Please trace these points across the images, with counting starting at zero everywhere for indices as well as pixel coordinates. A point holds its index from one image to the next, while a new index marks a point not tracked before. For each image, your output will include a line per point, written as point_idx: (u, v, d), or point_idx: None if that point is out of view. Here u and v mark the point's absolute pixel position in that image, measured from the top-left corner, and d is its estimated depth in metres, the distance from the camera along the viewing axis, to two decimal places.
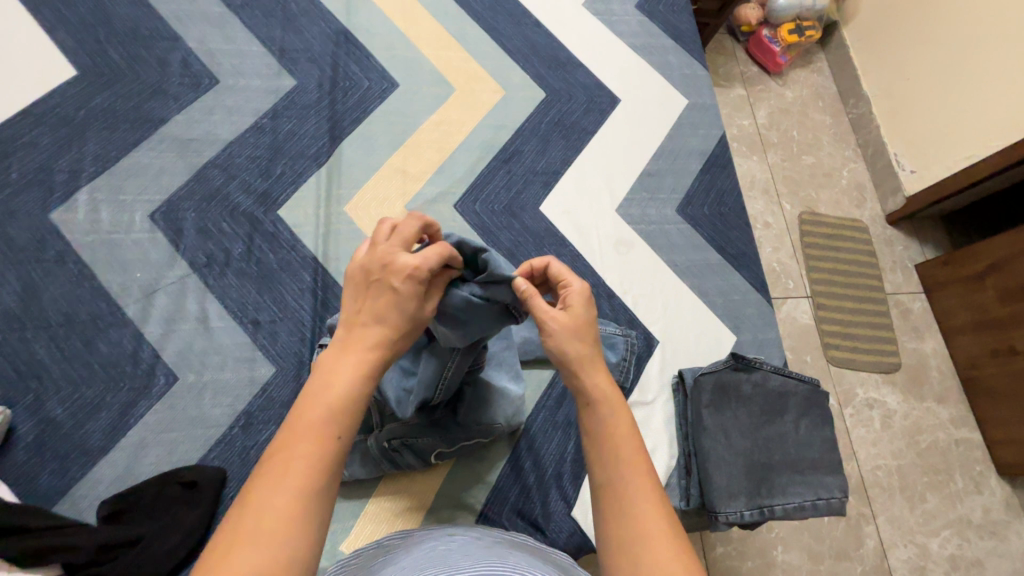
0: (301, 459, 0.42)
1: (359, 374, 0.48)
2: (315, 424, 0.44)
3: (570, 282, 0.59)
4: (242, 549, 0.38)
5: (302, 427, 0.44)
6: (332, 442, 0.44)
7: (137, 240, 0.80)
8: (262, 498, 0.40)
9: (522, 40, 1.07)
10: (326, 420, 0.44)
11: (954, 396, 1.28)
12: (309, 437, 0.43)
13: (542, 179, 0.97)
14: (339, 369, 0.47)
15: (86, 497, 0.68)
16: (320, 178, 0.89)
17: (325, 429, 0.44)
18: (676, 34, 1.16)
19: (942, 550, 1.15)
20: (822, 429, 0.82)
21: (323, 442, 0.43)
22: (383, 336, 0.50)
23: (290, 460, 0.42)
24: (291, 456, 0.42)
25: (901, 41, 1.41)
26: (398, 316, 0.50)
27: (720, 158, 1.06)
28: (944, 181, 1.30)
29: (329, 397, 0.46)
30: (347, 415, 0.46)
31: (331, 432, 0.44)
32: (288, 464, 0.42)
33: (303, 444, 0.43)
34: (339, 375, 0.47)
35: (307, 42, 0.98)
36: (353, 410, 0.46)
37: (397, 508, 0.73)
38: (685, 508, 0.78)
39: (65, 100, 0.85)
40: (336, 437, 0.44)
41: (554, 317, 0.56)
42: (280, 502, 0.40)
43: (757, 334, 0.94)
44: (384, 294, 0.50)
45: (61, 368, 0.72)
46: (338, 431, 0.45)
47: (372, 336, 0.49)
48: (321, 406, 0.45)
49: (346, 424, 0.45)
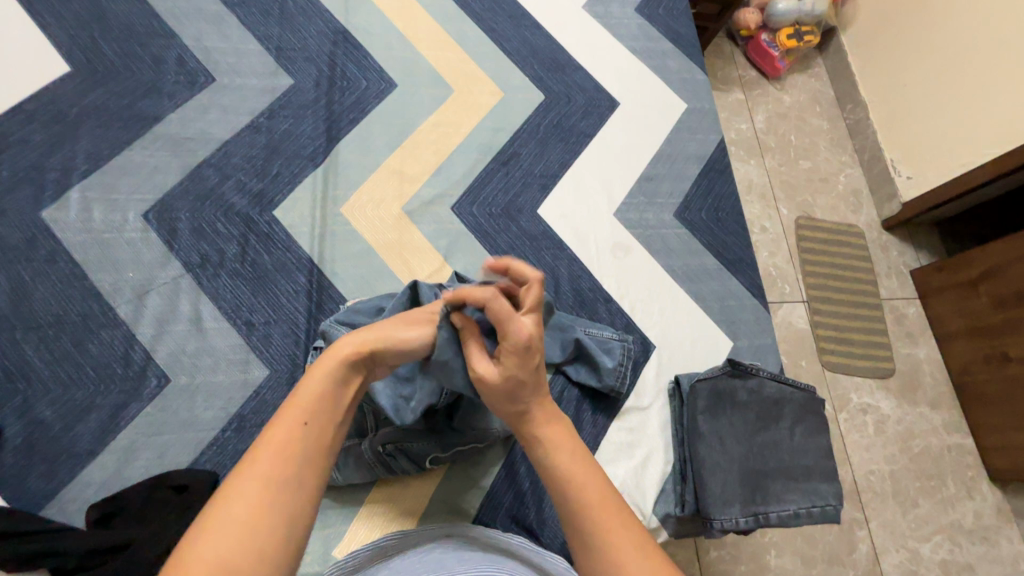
0: (269, 444, 0.45)
1: (313, 411, 0.48)
2: (290, 412, 0.48)
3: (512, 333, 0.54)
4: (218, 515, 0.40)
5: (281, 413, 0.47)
6: (304, 427, 0.47)
7: (129, 239, 0.79)
8: (208, 541, 0.39)
9: (521, 42, 1.07)
10: (277, 457, 0.44)
11: (948, 402, 1.29)
12: (282, 421, 0.47)
13: (540, 182, 0.97)
14: (287, 410, 0.48)
15: (77, 500, 0.67)
16: (316, 179, 0.88)
17: (279, 469, 0.44)
18: (675, 38, 1.16)
19: (934, 555, 1.15)
20: (817, 437, 0.82)
21: (293, 426, 0.47)
22: (335, 364, 0.51)
23: (246, 504, 0.41)
24: (237, 496, 0.41)
25: (900, 46, 1.41)
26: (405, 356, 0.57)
27: (718, 163, 1.06)
28: (938, 188, 1.31)
29: (280, 438, 0.46)
30: (315, 407, 0.49)
31: (302, 418, 0.47)
32: (242, 505, 0.41)
33: (275, 430, 0.46)
34: (288, 414, 0.47)
35: (304, 41, 0.97)
36: (305, 447, 0.46)
37: (390, 513, 0.73)
38: (680, 514, 0.77)
39: (57, 96, 0.84)
40: (306, 423, 0.47)
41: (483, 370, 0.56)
42: (232, 545, 0.39)
43: (753, 340, 0.94)
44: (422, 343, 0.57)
45: (50, 369, 0.71)
46: (308, 418, 0.48)
47: (326, 368, 0.51)
48: (273, 443, 0.45)
49: (318, 414, 0.48)
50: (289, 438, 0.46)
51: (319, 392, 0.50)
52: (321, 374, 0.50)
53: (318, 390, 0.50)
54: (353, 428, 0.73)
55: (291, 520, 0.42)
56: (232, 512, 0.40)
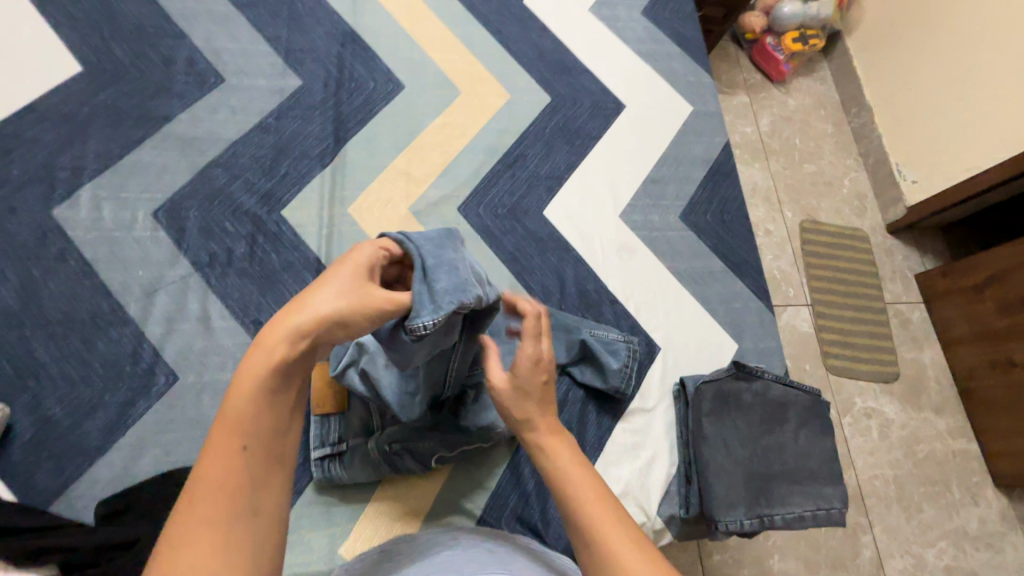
0: (209, 485, 0.39)
1: (252, 431, 0.41)
2: (225, 438, 0.40)
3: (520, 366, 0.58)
4: None
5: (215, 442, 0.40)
6: (243, 452, 0.40)
7: (138, 238, 0.80)
8: None
9: (527, 44, 1.07)
10: (222, 499, 0.39)
11: (953, 407, 1.29)
12: (216, 454, 0.40)
13: (546, 184, 0.97)
14: (219, 441, 0.40)
15: (84, 497, 0.67)
16: (323, 179, 0.89)
17: (227, 508, 0.38)
18: (681, 41, 1.16)
19: (938, 561, 1.15)
20: (822, 440, 0.82)
21: (230, 457, 0.40)
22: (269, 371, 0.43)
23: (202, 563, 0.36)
24: (189, 551, 0.36)
25: (905, 50, 1.41)
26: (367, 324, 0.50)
27: (724, 166, 1.06)
28: (944, 193, 1.31)
29: (218, 474, 0.39)
30: (252, 424, 0.41)
31: (239, 444, 0.40)
32: (197, 560, 0.36)
33: (212, 467, 0.39)
34: (221, 443, 0.40)
35: (313, 42, 0.98)
36: (249, 474, 0.40)
37: (395, 512, 0.73)
38: (685, 516, 0.78)
39: (68, 96, 0.85)
40: (246, 446, 0.41)
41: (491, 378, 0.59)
42: None
43: (758, 343, 0.94)
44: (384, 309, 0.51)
45: (59, 366, 0.72)
46: (246, 439, 0.41)
47: (257, 378, 0.42)
48: (211, 480, 0.39)
49: (258, 430, 0.41)
50: (230, 471, 0.40)
51: (254, 407, 0.42)
52: (251, 384, 0.42)
53: (250, 404, 0.42)
54: (359, 427, 0.74)
55: (255, 556, 0.39)
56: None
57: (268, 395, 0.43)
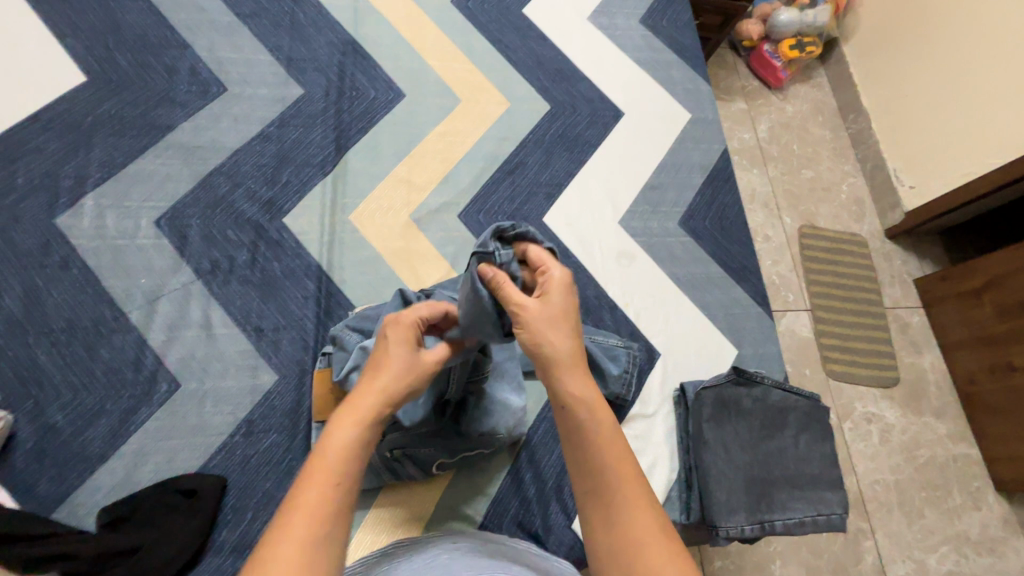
0: (305, 505, 0.41)
1: (346, 471, 0.44)
2: (322, 470, 0.43)
3: (549, 269, 0.57)
4: None
5: (317, 469, 0.44)
6: (334, 487, 0.43)
7: (141, 246, 0.80)
8: None
9: (526, 53, 1.09)
10: (311, 523, 0.41)
11: (953, 411, 1.29)
12: (312, 482, 0.43)
13: (545, 191, 0.98)
14: (319, 470, 0.43)
15: (86, 504, 0.67)
16: (325, 187, 0.90)
17: (316, 531, 0.40)
18: (679, 49, 1.17)
19: (940, 566, 1.14)
20: (822, 445, 0.82)
21: (326, 487, 0.42)
22: (361, 424, 0.47)
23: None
24: (278, 564, 0.38)
25: (902, 57, 1.42)
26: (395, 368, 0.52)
27: (722, 172, 1.07)
28: (942, 197, 1.31)
29: (316, 499, 0.42)
30: (346, 464, 0.44)
31: (336, 477, 0.43)
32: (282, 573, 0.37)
33: (308, 493, 0.42)
34: (320, 473, 0.43)
35: (315, 51, 0.99)
36: (342, 509, 0.43)
37: (396, 519, 0.73)
38: (686, 522, 0.78)
39: (73, 106, 0.86)
40: (337, 483, 0.43)
41: (528, 306, 0.54)
42: None
43: (757, 348, 0.95)
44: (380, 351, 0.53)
45: (61, 374, 0.72)
46: (340, 478, 0.44)
47: (352, 429, 0.47)
48: (307, 505, 0.41)
49: (351, 473, 0.44)
50: (324, 500, 0.42)
51: (348, 450, 0.45)
52: (345, 430, 0.46)
53: (347, 451, 0.45)
54: None
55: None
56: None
57: (362, 449, 0.46)
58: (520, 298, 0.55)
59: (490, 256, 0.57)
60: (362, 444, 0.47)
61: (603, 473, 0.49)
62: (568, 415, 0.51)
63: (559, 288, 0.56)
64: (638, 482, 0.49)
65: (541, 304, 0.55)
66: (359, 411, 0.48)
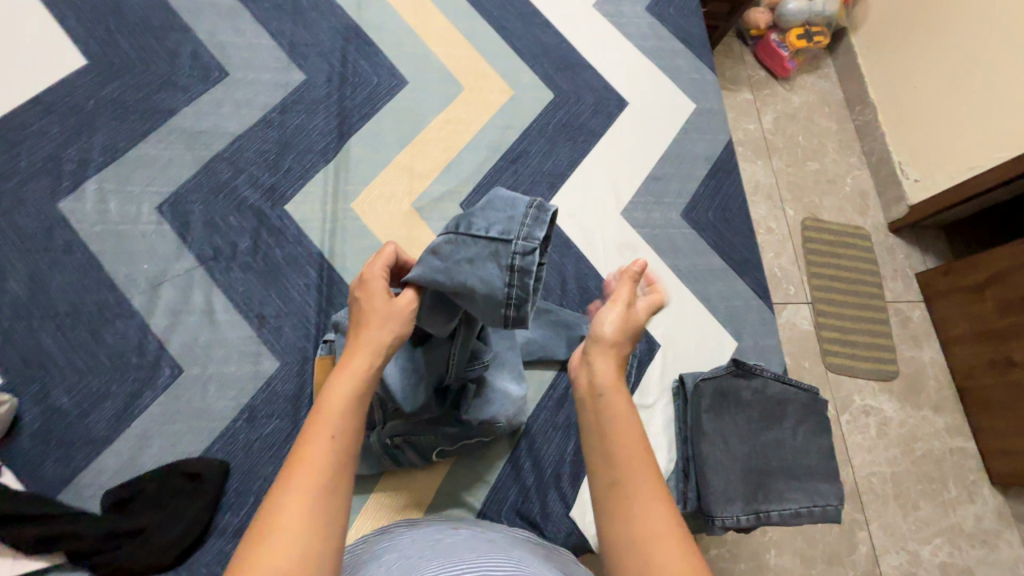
0: (307, 458, 0.43)
1: (342, 421, 0.46)
2: (320, 422, 0.45)
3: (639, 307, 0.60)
4: (275, 537, 0.38)
5: (317, 425, 0.45)
6: (332, 438, 0.45)
7: (144, 231, 0.80)
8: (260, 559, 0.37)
9: (531, 40, 1.08)
10: (316, 475, 0.42)
11: (951, 405, 1.29)
12: (313, 435, 0.44)
13: (548, 180, 0.98)
14: (320, 417, 0.46)
15: (91, 486, 0.68)
16: (327, 174, 0.89)
17: (322, 471, 0.42)
18: (686, 37, 1.16)
19: (933, 557, 1.16)
20: (820, 437, 0.83)
21: (324, 438, 0.44)
22: (355, 376, 0.50)
23: (294, 523, 0.39)
24: (285, 511, 0.40)
25: (911, 47, 1.41)
26: (377, 317, 0.54)
27: (727, 163, 1.07)
28: (948, 191, 1.31)
29: (315, 451, 0.43)
30: (342, 415, 0.46)
31: (333, 429, 0.45)
32: (291, 520, 0.39)
33: (309, 446, 0.44)
34: (321, 419, 0.46)
35: (317, 36, 0.98)
36: (345, 453, 0.45)
37: (396, 504, 0.74)
38: (682, 511, 0.79)
39: (74, 89, 0.85)
40: (334, 435, 0.45)
41: (611, 322, 0.57)
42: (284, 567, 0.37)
43: (757, 341, 0.95)
44: (358, 303, 0.56)
45: (66, 358, 0.72)
46: (336, 429, 0.45)
47: (345, 384, 0.49)
48: (309, 457, 0.43)
49: (349, 423, 0.46)
50: (328, 444, 0.44)
51: (347, 398, 0.48)
52: (339, 387, 0.48)
53: (341, 404, 0.47)
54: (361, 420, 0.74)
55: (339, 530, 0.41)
56: (282, 529, 0.39)
57: (357, 401, 0.48)
58: (606, 314, 0.57)
59: (502, 235, 0.54)
60: (356, 396, 0.49)
61: (612, 462, 0.48)
62: (598, 403, 0.52)
63: (638, 324, 0.59)
64: (649, 473, 0.47)
65: (620, 328, 0.57)
66: (350, 367, 0.50)
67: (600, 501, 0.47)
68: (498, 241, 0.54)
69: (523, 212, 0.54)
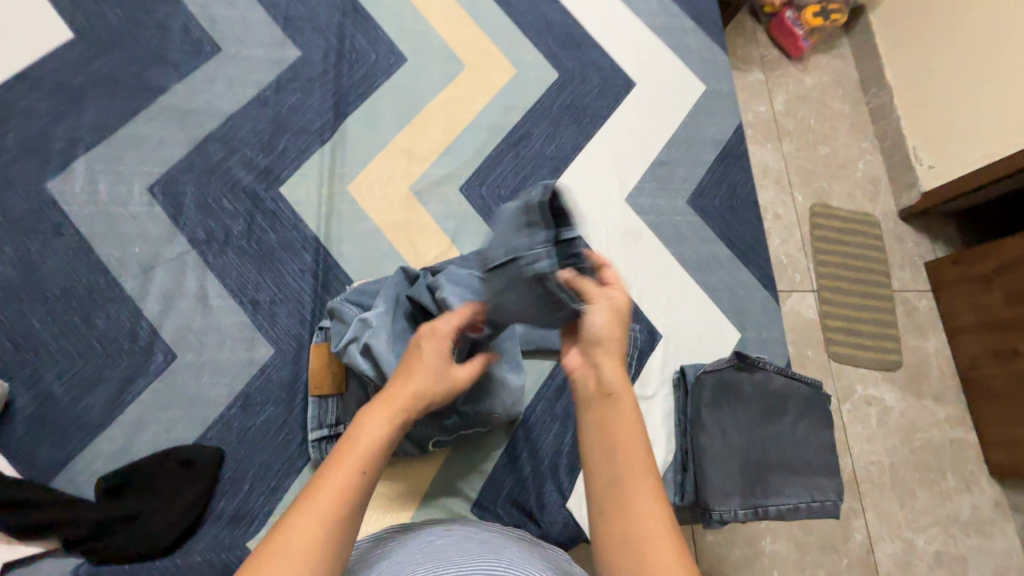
0: (328, 487, 0.41)
1: (371, 459, 0.44)
2: (349, 455, 0.44)
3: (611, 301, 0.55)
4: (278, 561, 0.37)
5: (345, 458, 0.43)
6: (359, 474, 0.43)
7: (135, 213, 0.78)
8: None
9: (536, 16, 1.03)
10: (330, 505, 0.40)
11: (952, 395, 1.28)
12: (338, 466, 0.43)
13: (551, 164, 0.95)
14: (341, 458, 0.43)
15: (85, 472, 0.67)
16: (323, 156, 0.87)
17: (328, 518, 0.40)
18: (697, 15, 1.11)
19: (928, 546, 1.16)
20: (820, 432, 0.82)
21: (350, 473, 0.42)
22: (391, 420, 0.48)
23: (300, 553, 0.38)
24: (293, 536, 0.38)
25: (931, 27, 1.35)
26: (427, 369, 0.52)
27: (736, 148, 1.03)
28: (963, 178, 1.27)
29: (338, 482, 0.42)
30: (372, 455, 0.44)
31: (361, 464, 0.43)
32: (298, 547, 0.38)
33: (332, 476, 0.42)
34: (345, 461, 0.43)
35: (313, 10, 0.94)
36: (360, 497, 0.42)
37: (391, 493, 0.73)
38: (679, 503, 0.79)
39: (62, 64, 0.82)
40: (362, 471, 0.43)
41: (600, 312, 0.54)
42: None
43: (761, 332, 0.93)
44: (416, 351, 0.54)
45: (58, 342, 0.71)
46: (364, 465, 0.43)
47: (380, 426, 0.47)
48: (330, 488, 0.41)
49: (377, 463, 0.44)
50: (346, 482, 0.42)
51: (371, 444, 0.45)
52: (373, 424, 0.46)
53: (372, 446, 0.45)
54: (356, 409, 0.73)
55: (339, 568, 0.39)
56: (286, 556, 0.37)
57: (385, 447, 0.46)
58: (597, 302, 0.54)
59: (517, 222, 0.52)
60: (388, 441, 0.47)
61: (626, 496, 0.44)
62: (606, 405, 0.49)
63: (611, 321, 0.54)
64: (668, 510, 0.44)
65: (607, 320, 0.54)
66: (390, 407, 0.48)
67: (606, 526, 0.44)
68: (513, 229, 0.52)
69: (519, 205, 0.53)
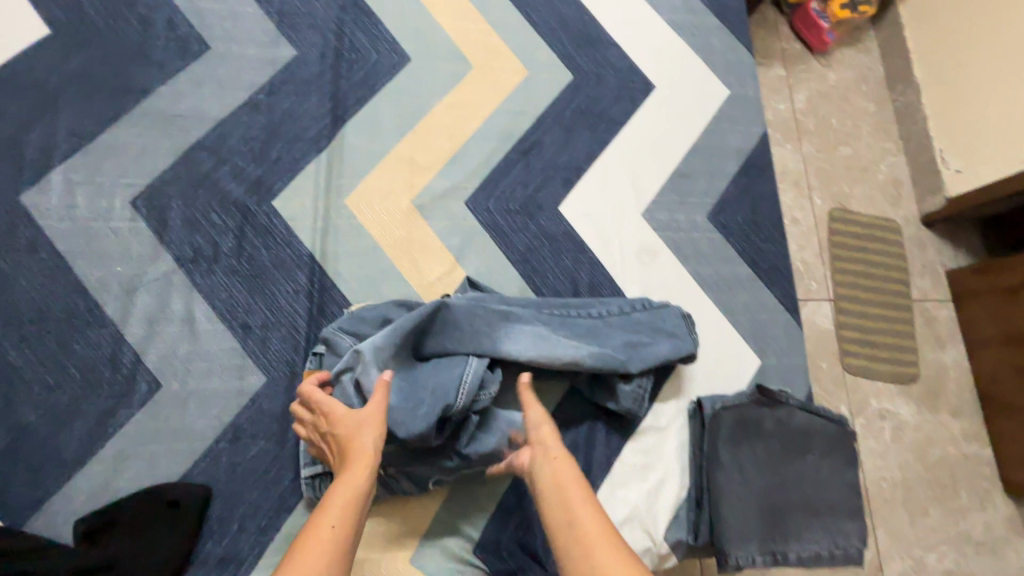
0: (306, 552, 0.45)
1: (341, 515, 0.48)
2: (320, 519, 0.47)
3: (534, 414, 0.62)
4: None
5: (317, 524, 0.47)
6: (332, 529, 0.47)
7: (116, 229, 0.73)
8: None
9: (550, 11, 0.96)
10: (317, 560, 0.44)
11: (970, 410, 1.23)
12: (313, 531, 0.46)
13: (563, 175, 0.89)
14: (315, 525, 0.47)
15: (63, 512, 0.63)
16: (320, 165, 0.81)
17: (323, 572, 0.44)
18: (722, 12, 1.04)
19: (938, 564, 1.12)
20: (845, 472, 0.78)
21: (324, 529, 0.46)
22: (357, 480, 0.51)
23: None
24: None
25: (966, 22, 1.26)
26: (372, 422, 0.56)
27: (760, 158, 0.97)
28: (992, 185, 1.20)
29: (316, 541, 0.46)
30: (343, 513, 0.48)
31: (334, 521, 0.47)
32: None
33: (309, 539, 0.46)
34: (317, 524, 0.47)
35: (310, 4, 0.87)
36: (340, 551, 0.46)
37: (388, 533, 0.69)
38: (693, 544, 0.73)
39: (36, 62, 0.76)
40: (334, 525, 0.47)
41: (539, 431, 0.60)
42: None
43: (781, 359, 0.88)
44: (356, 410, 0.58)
45: (34, 371, 0.67)
46: (335, 521, 0.47)
47: (350, 485, 0.51)
48: (310, 549, 0.45)
49: (349, 518, 0.48)
50: (322, 543, 0.45)
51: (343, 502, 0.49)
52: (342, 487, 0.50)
53: (344, 503, 0.49)
54: None
55: None
56: None
57: (356, 500, 0.50)
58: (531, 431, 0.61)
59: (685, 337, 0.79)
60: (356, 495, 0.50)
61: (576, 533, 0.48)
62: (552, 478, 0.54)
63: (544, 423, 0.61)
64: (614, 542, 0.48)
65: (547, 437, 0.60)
66: (355, 464, 0.53)
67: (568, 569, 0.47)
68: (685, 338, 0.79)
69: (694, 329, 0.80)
